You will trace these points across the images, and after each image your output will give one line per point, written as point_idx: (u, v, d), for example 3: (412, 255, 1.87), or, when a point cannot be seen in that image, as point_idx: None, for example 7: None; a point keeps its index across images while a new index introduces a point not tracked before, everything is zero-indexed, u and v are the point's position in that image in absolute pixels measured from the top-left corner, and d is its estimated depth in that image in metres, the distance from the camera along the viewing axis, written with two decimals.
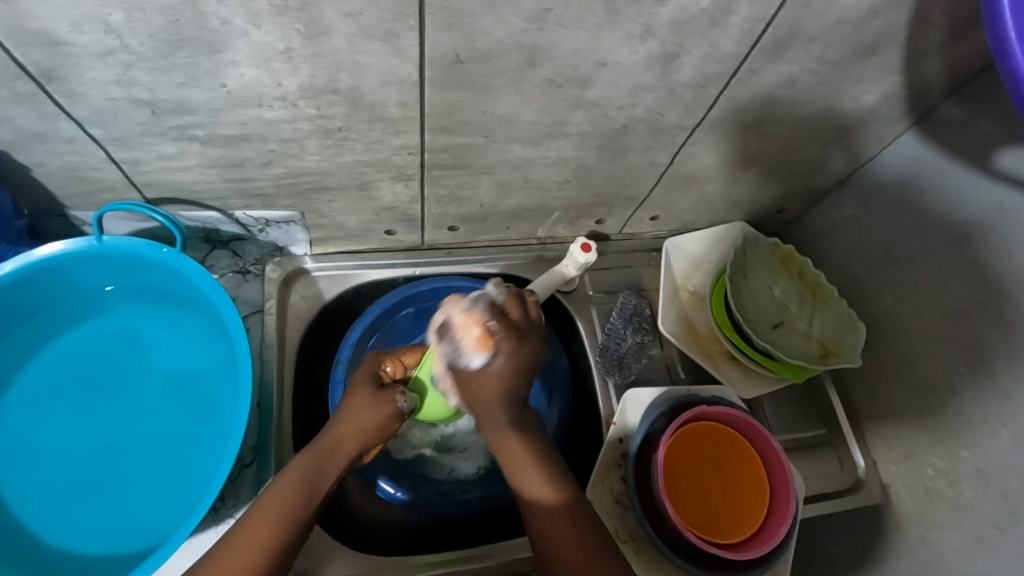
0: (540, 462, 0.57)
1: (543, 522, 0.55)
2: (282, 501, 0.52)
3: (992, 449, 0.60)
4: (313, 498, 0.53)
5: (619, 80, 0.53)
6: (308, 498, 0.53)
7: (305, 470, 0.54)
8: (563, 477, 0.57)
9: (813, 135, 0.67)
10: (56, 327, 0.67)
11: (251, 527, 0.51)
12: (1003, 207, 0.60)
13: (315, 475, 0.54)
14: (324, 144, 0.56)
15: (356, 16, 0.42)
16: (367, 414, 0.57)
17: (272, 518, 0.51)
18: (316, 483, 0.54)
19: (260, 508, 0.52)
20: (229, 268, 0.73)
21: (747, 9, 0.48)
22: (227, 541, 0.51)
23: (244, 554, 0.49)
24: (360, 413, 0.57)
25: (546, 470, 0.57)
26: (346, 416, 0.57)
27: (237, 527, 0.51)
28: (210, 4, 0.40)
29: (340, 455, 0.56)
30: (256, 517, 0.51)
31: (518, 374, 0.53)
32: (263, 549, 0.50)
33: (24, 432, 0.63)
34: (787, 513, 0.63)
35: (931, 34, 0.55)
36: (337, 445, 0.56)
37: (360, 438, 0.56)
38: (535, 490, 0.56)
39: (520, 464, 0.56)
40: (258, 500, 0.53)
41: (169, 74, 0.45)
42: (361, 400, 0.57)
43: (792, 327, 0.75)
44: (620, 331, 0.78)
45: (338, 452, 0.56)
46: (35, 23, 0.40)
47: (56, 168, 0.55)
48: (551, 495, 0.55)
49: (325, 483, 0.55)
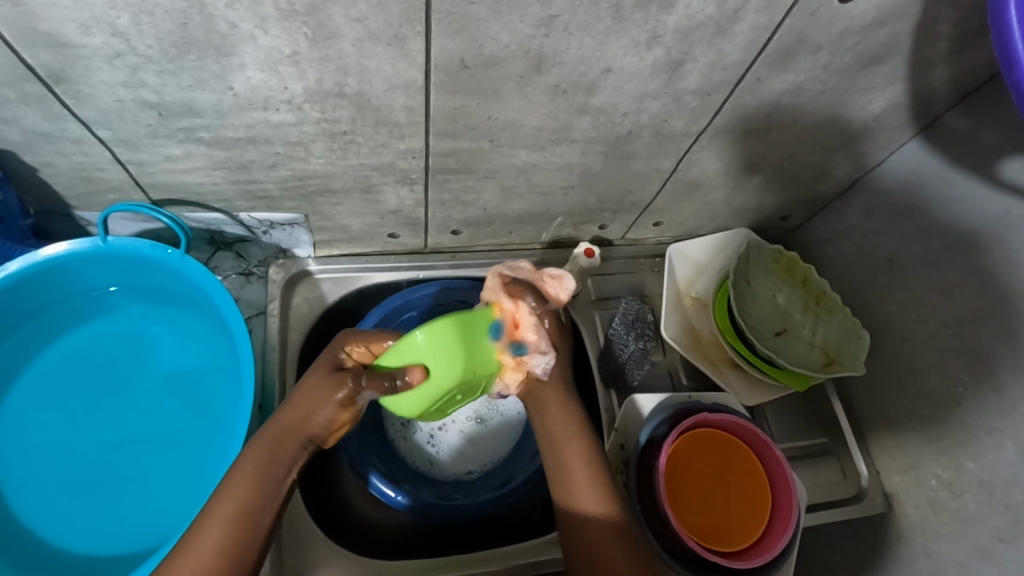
0: (585, 451, 0.57)
1: (590, 536, 0.54)
2: (238, 494, 0.47)
3: (997, 460, 0.60)
4: (275, 486, 0.49)
5: (624, 87, 0.54)
6: (272, 491, 0.48)
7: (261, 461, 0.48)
8: (613, 490, 0.56)
9: (818, 143, 0.67)
10: (61, 327, 0.67)
11: (210, 523, 0.46)
12: (1009, 217, 0.60)
13: (272, 464, 0.49)
14: (329, 147, 0.56)
15: (363, 21, 0.42)
16: (320, 400, 0.50)
17: (225, 518, 0.46)
18: (275, 471, 0.49)
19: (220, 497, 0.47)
20: (233, 269, 0.74)
21: (754, 17, 0.48)
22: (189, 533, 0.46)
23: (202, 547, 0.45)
24: (312, 399, 0.50)
25: (601, 483, 0.56)
26: (299, 399, 0.51)
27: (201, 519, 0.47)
28: (218, 8, 0.40)
29: (292, 442, 0.50)
30: (214, 512, 0.46)
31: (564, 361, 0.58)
32: (226, 549, 0.45)
33: (27, 433, 0.63)
34: (789, 521, 0.63)
35: (938, 44, 0.55)
36: (286, 434, 0.50)
37: (317, 424, 0.50)
38: (587, 504, 0.55)
39: (575, 469, 0.56)
40: (217, 492, 0.48)
41: (176, 77, 0.45)
42: (310, 383, 0.51)
43: (796, 334, 0.74)
44: (624, 336, 0.76)
45: (290, 437, 0.50)
46: (44, 25, 0.40)
47: (63, 168, 0.56)
48: (594, 496, 0.55)
49: (284, 473, 0.49)
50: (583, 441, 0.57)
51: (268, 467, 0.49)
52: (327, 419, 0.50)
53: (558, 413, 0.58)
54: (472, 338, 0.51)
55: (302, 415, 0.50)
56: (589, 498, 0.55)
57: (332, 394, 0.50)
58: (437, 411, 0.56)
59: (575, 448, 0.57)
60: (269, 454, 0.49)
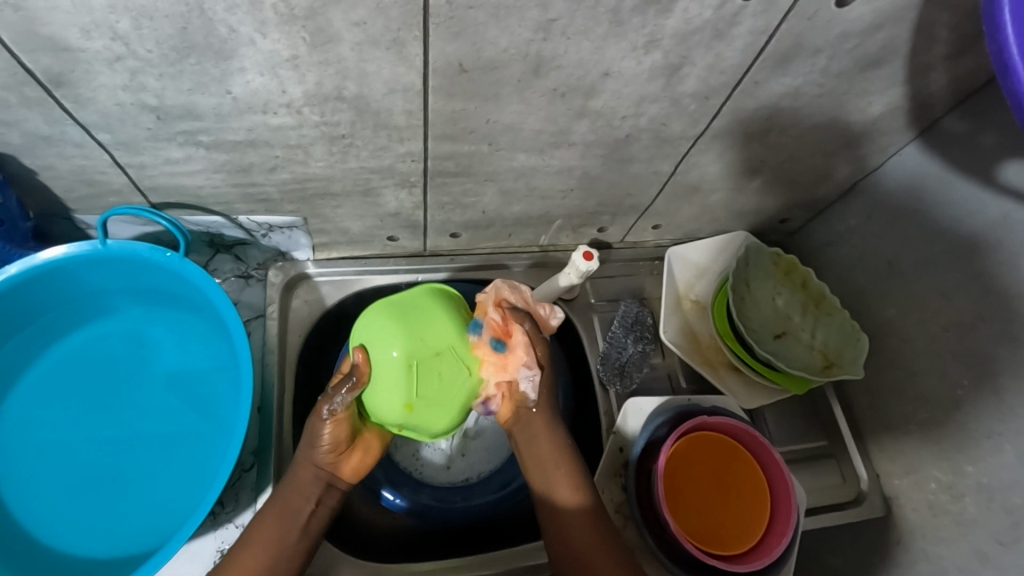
0: (568, 463, 0.62)
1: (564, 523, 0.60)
2: (265, 527, 0.56)
3: (997, 464, 0.60)
4: (296, 515, 0.57)
5: (623, 90, 0.54)
6: (297, 520, 0.57)
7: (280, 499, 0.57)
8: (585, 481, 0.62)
9: (816, 146, 0.67)
10: (61, 330, 0.67)
11: (244, 553, 0.55)
12: (1008, 221, 0.60)
13: (292, 499, 0.57)
14: (329, 150, 0.56)
15: (363, 25, 0.43)
16: (314, 437, 0.57)
17: (257, 548, 0.55)
18: (295, 505, 0.57)
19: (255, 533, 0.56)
20: (232, 272, 0.74)
21: (752, 21, 0.48)
22: (230, 558, 0.55)
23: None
24: (309, 435, 0.57)
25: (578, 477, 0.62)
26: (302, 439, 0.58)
27: (237, 547, 0.56)
28: (218, 12, 0.40)
29: (308, 476, 0.58)
30: (248, 545, 0.55)
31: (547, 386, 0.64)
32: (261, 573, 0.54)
33: (26, 436, 0.63)
34: (788, 525, 0.63)
35: (936, 48, 0.55)
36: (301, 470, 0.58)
37: (319, 458, 0.57)
38: (563, 494, 0.61)
39: (561, 480, 0.62)
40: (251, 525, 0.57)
41: (176, 80, 0.46)
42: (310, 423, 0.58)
43: (795, 337, 0.75)
44: (621, 339, 0.78)
45: (302, 472, 0.58)
46: (45, 30, 0.40)
47: (63, 171, 0.56)
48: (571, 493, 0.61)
49: (304, 503, 0.57)
50: (568, 462, 0.62)
51: (288, 499, 0.57)
52: (325, 452, 0.57)
53: (538, 430, 0.63)
54: (398, 306, 0.53)
55: (307, 449, 0.57)
56: (565, 490, 0.61)
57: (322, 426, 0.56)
58: (427, 399, 0.52)
59: (563, 470, 0.62)
60: (288, 491, 0.57)
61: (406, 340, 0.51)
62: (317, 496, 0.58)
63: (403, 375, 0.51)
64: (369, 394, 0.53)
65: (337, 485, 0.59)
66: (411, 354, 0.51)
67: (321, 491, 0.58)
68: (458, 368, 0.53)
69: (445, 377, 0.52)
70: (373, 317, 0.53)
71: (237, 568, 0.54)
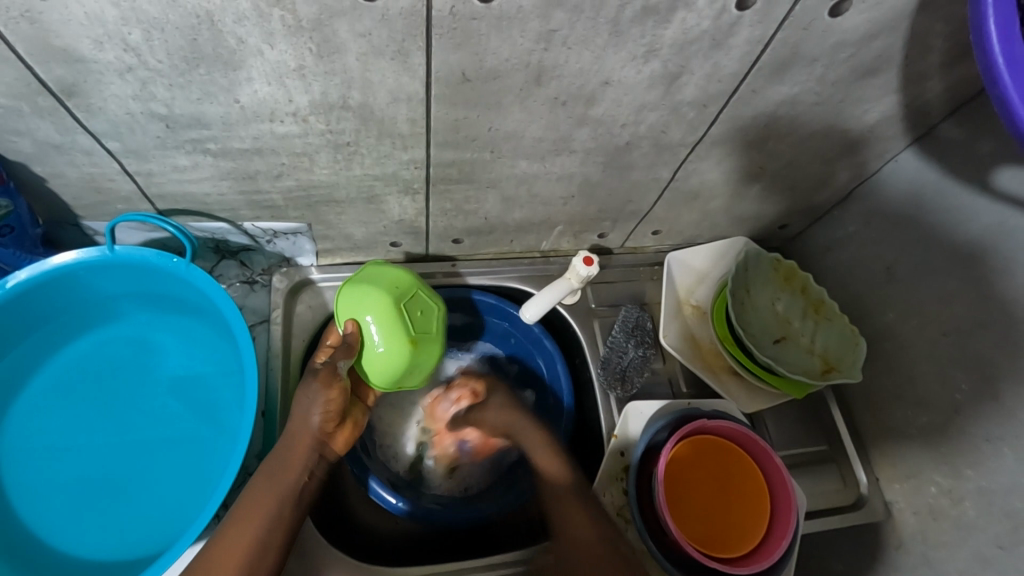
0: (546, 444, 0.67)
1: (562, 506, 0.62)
2: (261, 502, 0.55)
3: (996, 468, 0.60)
4: (288, 488, 0.56)
5: (623, 99, 0.55)
6: (287, 492, 0.56)
7: (271, 472, 0.57)
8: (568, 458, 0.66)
9: (814, 153, 0.68)
10: (66, 336, 0.68)
11: (236, 525, 0.54)
12: (1004, 227, 0.60)
13: (280, 473, 0.57)
14: (333, 158, 0.57)
15: (368, 36, 0.44)
16: (310, 404, 0.59)
17: (252, 520, 0.54)
18: (284, 477, 0.57)
19: (245, 506, 0.55)
20: (237, 278, 0.75)
21: (749, 31, 0.49)
22: (222, 533, 0.54)
23: (234, 549, 0.52)
24: (303, 404, 0.59)
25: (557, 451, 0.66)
26: (294, 410, 0.60)
27: (224, 524, 0.55)
28: (227, 23, 0.41)
29: (296, 444, 0.58)
30: (240, 516, 0.54)
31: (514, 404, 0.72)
32: (254, 543, 0.53)
33: (31, 442, 0.64)
34: (787, 529, 0.63)
35: (931, 57, 0.56)
36: (291, 441, 0.58)
37: (312, 427, 0.59)
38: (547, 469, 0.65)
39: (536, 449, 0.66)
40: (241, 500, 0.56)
41: (185, 90, 0.47)
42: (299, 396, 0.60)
43: (794, 342, 0.76)
44: (622, 344, 0.78)
45: (295, 442, 0.58)
46: (59, 42, 0.41)
47: (72, 178, 0.57)
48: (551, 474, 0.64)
49: (295, 476, 0.57)
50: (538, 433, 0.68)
51: (278, 471, 0.57)
52: (320, 421, 0.59)
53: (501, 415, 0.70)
54: (358, 280, 0.62)
55: (298, 420, 0.59)
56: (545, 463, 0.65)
57: (322, 393, 0.59)
58: (423, 334, 0.60)
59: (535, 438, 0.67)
60: (278, 462, 0.57)
61: (382, 294, 0.60)
62: (308, 469, 0.58)
63: (396, 325, 0.59)
64: (372, 356, 0.59)
65: (327, 456, 0.60)
66: (396, 301, 0.60)
67: (314, 462, 0.59)
68: (430, 302, 0.63)
69: (425, 311, 0.62)
70: (345, 290, 0.62)
71: (228, 543, 0.53)
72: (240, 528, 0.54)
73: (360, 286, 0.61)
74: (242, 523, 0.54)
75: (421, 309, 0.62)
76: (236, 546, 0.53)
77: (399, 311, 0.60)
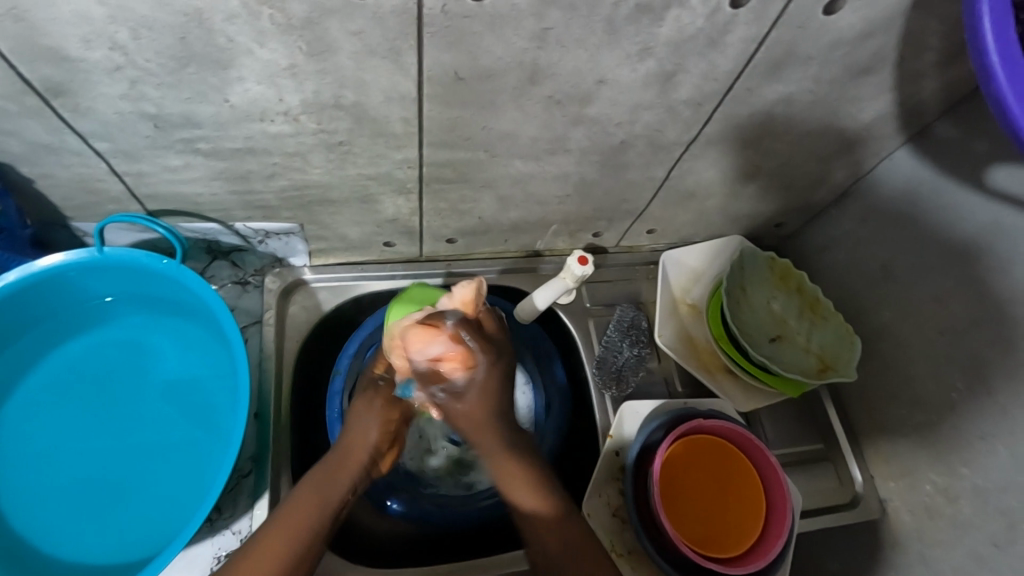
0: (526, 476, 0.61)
1: (541, 535, 0.59)
2: (306, 507, 0.55)
3: (991, 466, 0.60)
4: (336, 497, 0.57)
5: (618, 98, 0.54)
6: (329, 507, 0.56)
7: (325, 478, 0.57)
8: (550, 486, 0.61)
9: (809, 152, 0.68)
10: (57, 337, 0.67)
11: (273, 533, 0.53)
12: (999, 226, 0.60)
13: (332, 482, 0.57)
14: (326, 158, 0.56)
15: (360, 34, 0.43)
16: (369, 421, 0.62)
17: (295, 524, 0.54)
18: (330, 491, 0.57)
19: (286, 512, 0.55)
20: (229, 278, 0.74)
21: (744, 29, 0.49)
22: (257, 537, 0.53)
23: (272, 552, 0.52)
24: (361, 421, 0.62)
25: (540, 482, 0.61)
26: (351, 427, 0.61)
27: (265, 526, 0.54)
28: (217, 22, 0.40)
29: (351, 458, 0.60)
30: (283, 518, 0.54)
31: (495, 396, 0.59)
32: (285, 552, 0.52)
33: (22, 444, 0.63)
34: (783, 528, 0.63)
35: (926, 55, 0.56)
36: (345, 454, 0.60)
37: (369, 443, 0.61)
38: (526, 501, 0.60)
39: (512, 477, 0.60)
40: (282, 505, 0.55)
41: (175, 90, 0.46)
42: (363, 412, 0.62)
43: (790, 341, 0.75)
44: (617, 343, 0.78)
45: (350, 457, 0.59)
46: (45, 40, 0.40)
47: (61, 179, 0.56)
48: (544, 503, 0.60)
49: (342, 488, 0.58)
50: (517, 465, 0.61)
51: (326, 482, 0.57)
52: (376, 440, 0.61)
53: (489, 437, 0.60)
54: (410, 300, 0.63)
55: (356, 436, 0.61)
56: (527, 497, 0.60)
57: (384, 412, 0.62)
58: None
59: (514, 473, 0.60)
60: (328, 474, 0.58)
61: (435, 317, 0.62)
62: (354, 487, 0.59)
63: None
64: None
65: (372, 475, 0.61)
66: None
67: (362, 479, 0.60)
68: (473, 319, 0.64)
69: None
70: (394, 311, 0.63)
71: (268, 545, 0.52)
72: (278, 530, 0.53)
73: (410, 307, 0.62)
74: (283, 526, 0.54)
75: None
76: (275, 549, 0.52)
77: None
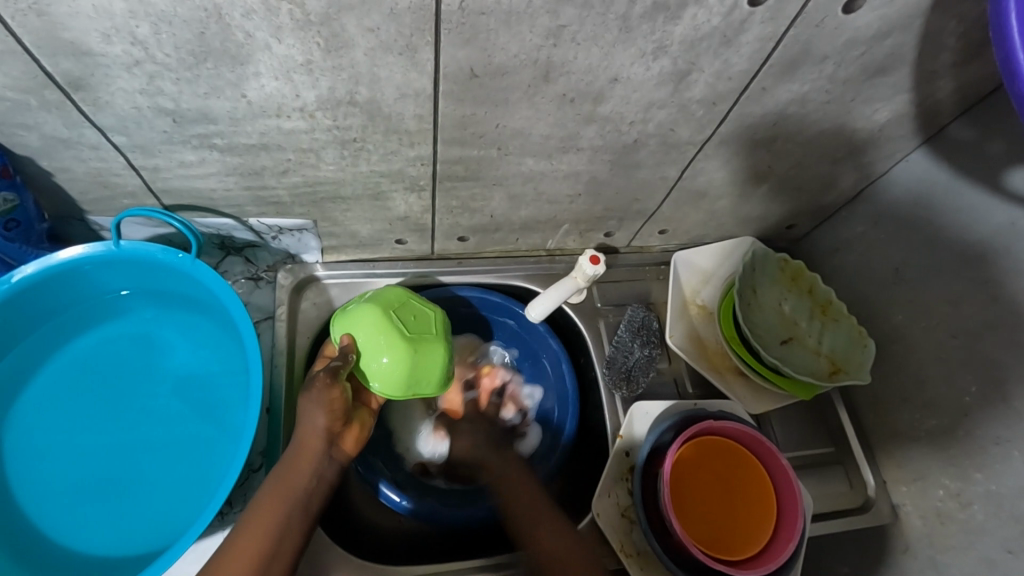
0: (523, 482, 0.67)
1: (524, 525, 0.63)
2: (271, 511, 0.54)
3: (1005, 472, 0.60)
4: (302, 498, 0.56)
5: (631, 96, 0.54)
6: (296, 503, 0.55)
7: (288, 475, 0.56)
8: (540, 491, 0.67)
9: (823, 153, 0.68)
10: (72, 331, 0.68)
11: (246, 536, 0.53)
12: (1016, 227, 0.60)
13: (297, 477, 0.56)
14: (340, 154, 0.57)
15: (377, 31, 0.43)
16: (313, 408, 0.58)
17: (268, 527, 0.54)
18: (296, 486, 0.56)
19: (257, 516, 0.54)
20: (242, 274, 0.75)
21: (760, 28, 0.49)
22: (227, 546, 0.53)
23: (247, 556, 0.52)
24: (307, 411, 0.58)
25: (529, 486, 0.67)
26: (301, 417, 0.59)
27: (238, 530, 0.54)
28: (235, 18, 0.41)
29: (309, 448, 0.58)
30: (253, 522, 0.54)
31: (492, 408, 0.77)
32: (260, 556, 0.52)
33: (35, 436, 0.64)
34: (795, 530, 0.63)
35: (943, 56, 0.55)
36: (302, 443, 0.58)
37: (321, 430, 0.58)
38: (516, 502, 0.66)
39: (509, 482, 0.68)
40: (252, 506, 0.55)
41: (192, 85, 0.46)
42: (308, 400, 0.58)
43: (801, 343, 0.75)
44: (628, 344, 0.77)
45: (303, 448, 0.57)
46: (67, 34, 0.41)
47: (79, 173, 0.57)
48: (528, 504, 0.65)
49: (305, 483, 0.56)
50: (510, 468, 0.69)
51: (286, 480, 0.56)
52: (326, 424, 0.58)
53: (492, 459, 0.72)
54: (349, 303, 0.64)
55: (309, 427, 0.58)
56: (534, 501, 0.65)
57: (324, 394, 0.58)
58: (417, 334, 0.61)
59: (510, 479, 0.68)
60: (288, 470, 0.56)
61: (382, 311, 0.61)
62: (317, 477, 0.57)
63: (394, 326, 0.60)
64: (370, 363, 0.60)
65: (337, 457, 0.59)
66: (385, 308, 0.62)
67: (323, 468, 0.58)
68: (423, 310, 0.64)
69: (418, 317, 0.63)
70: (338, 310, 0.64)
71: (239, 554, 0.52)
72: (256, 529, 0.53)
73: (352, 306, 0.63)
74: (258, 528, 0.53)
75: (414, 314, 0.63)
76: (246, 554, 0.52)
77: (389, 319, 0.61)
